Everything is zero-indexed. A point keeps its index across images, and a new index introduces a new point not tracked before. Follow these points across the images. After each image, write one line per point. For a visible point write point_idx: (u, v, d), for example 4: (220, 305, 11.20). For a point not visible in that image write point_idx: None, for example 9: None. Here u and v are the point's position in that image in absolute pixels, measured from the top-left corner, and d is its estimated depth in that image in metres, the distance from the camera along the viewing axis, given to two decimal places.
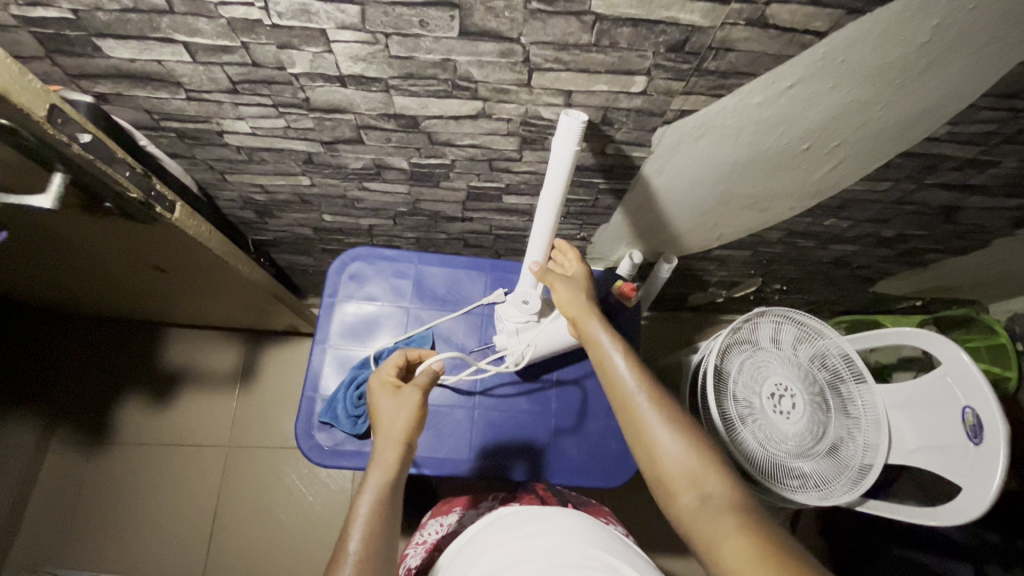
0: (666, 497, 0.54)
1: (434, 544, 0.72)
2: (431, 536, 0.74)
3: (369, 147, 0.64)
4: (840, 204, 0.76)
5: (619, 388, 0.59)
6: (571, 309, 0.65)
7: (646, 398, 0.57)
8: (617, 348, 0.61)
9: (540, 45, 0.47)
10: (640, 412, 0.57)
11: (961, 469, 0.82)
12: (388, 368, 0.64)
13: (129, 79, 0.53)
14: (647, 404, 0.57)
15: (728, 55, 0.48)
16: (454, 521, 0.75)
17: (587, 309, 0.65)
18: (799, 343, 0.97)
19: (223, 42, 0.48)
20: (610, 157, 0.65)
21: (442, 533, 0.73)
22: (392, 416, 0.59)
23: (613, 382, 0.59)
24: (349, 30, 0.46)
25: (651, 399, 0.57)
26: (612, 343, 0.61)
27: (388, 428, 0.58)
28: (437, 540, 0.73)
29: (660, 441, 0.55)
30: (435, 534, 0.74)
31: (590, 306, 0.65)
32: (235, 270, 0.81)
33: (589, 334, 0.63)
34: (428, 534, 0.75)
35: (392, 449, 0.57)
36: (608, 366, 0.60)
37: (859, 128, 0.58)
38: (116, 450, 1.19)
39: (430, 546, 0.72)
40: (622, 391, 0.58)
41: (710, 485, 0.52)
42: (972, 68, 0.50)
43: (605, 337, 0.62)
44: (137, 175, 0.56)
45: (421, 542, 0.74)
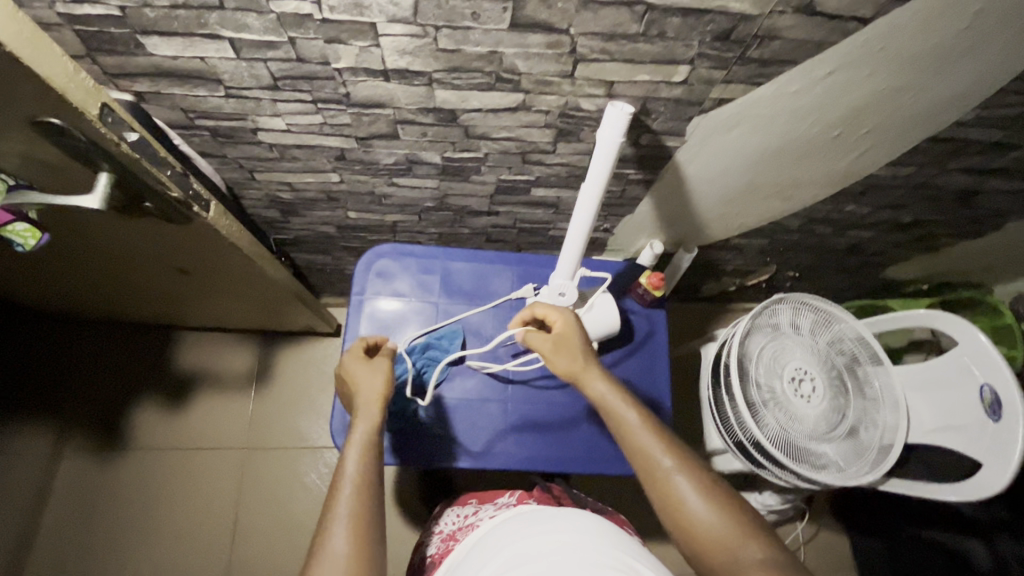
0: (702, 567, 0.50)
1: (449, 533, 0.73)
2: (447, 526, 0.75)
3: (404, 142, 0.64)
4: (862, 189, 0.77)
5: (638, 451, 0.56)
6: (571, 370, 0.63)
7: (670, 460, 0.54)
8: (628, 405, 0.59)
9: (588, 36, 0.48)
10: (665, 476, 0.53)
11: (980, 446, 0.84)
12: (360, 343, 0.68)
13: (169, 77, 0.53)
14: (671, 466, 0.54)
15: (772, 43, 0.49)
16: (472, 512, 0.75)
17: (587, 368, 0.63)
18: (816, 328, 0.99)
19: (270, 37, 0.48)
20: (643, 148, 0.66)
21: (459, 524, 0.74)
22: (370, 380, 0.62)
23: (631, 445, 0.57)
24: (400, 23, 0.46)
25: (671, 455, 0.55)
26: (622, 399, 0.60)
27: (368, 392, 0.61)
28: (454, 530, 0.73)
29: (689, 505, 0.51)
30: (451, 524, 0.75)
31: (594, 364, 0.63)
32: (261, 269, 0.81)
33: (595, 395, 0.61)
34: (445, 524, 0.76)
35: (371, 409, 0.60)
36: (622, 429, 0.58)
37: (890, 114, 0.60)
38: (131, 457, 1.18)
39: (446, 535, 0.73)
40: (642, 454, 0.55)
41: (739, 547, 0.48)
42: (1006, 52, 0.52)
43: (616, 397, 0.60)
44: (177, 174, 0.56)
45: (439, 531, 0.75)
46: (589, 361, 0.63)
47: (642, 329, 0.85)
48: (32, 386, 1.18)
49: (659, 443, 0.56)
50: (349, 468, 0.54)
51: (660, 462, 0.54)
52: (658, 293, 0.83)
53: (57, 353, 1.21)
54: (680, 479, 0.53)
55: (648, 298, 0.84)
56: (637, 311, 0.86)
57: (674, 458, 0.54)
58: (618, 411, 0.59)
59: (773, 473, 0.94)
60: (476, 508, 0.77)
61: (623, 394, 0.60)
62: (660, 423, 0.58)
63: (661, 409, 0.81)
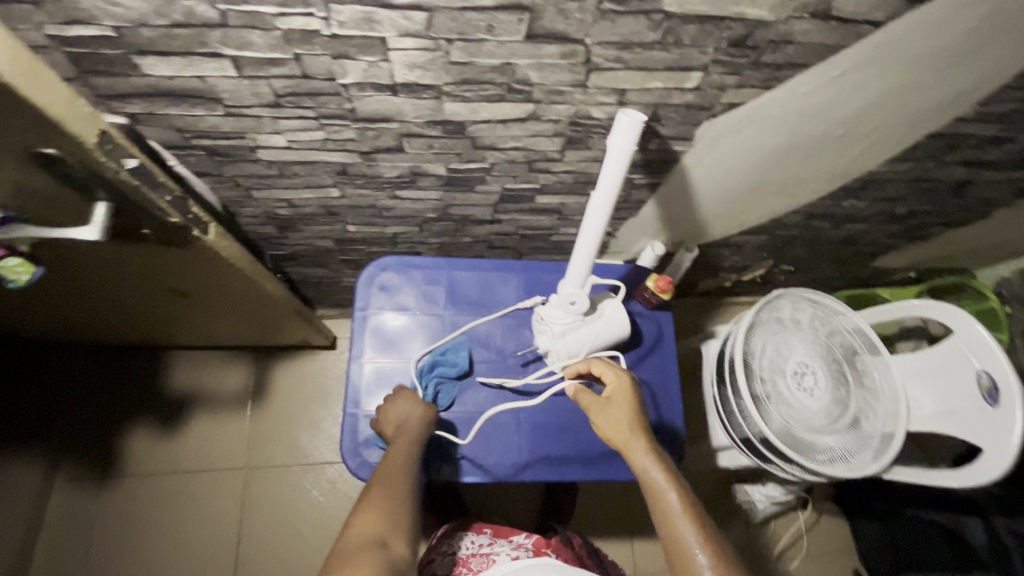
0: None
1: (463, 559, 0.72)
2: (460, 549, 0.75)
3: (409, 155, 0.62)
4: (862, 185, 0.78)
5: (673, 536, 0.57)
6: (619, 440, 0.65)
7: (705, 557, 0.55)
8: (671, 486, 0.60)
9: (604, 45, 0.47)
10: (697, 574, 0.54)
11: (979, 430, 0.86)
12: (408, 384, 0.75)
13: (166, 98, 0.50)
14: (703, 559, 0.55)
15: (786, 48, 0.49)
16: (488, 542, 0.75)
17: (636, 439, 0.64)
18: (816, 321, 1.00)
19: (275, 54, 0.46)
20: (651, 153, 0.65)
21: (474, 550, 0.74)
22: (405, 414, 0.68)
23: (668, 527, 0.58)
24: (412, 37, 0.45)
25: (705, 550, 0.55)
26: (665, 478, 0.61)
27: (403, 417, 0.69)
28: (467, 556, 0.72)
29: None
30: (465, 548, 0.74)
31: (642, 438, 0.65)
32: (260, 288, 0.78)
33: (641, 470, 0.63)
34: (458, 547, 0.75)
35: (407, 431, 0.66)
36: (662, 509, 0.59)
37: (895, 112, 0.60)
38: (124, 484, 1.14)
39: (459, 560, 0.72)
40: (676, 542, 0.57)
41: None
42: (1008, 51, 0.53)
43: (661, 474, 0.61)
44: (177, 199, 0.54)
45: (450, 552, 0.75)
46: (638, 432, 0.65)
47: (650, 331, 0.85)
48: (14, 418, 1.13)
49: (695, 533, 0.56)
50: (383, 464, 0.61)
51: (693, 552, 0.55)
52: (665, 296, 0.83)
53: (39, 382, 1.16)
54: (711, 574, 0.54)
55: (654, 300, 0.84)
56: (643, 315, 0.86)
57: (707, 552, 0.55)
58: (660, 490, 0.60)
59: (782, 468, 0.95)
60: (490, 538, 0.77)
61: (669, 472, 0.62)
62: (702, 514, 0.59)
63: (672, 410, 0.82)
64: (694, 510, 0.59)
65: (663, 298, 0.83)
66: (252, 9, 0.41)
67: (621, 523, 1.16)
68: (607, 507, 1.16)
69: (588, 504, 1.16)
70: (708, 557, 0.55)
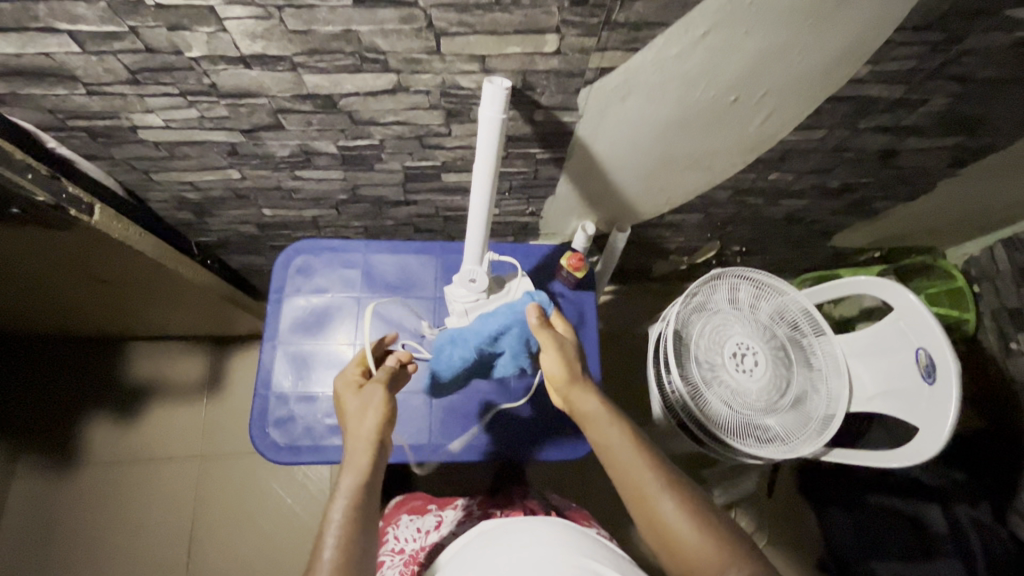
0: None
1: (412, 555, 0.70)
2: (407, 544, 0.72)
3: (292, 133, 0.62)
4: (780, 156, 0.75)
5: (625, 473, 0.54)
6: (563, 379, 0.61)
7: (656, 479, 0.53)
8: (608, 418, 0.58)
9: (440, 8, 0.46)
10: (653, 499, 0.52)
11: (916, 409, 0.82)
12: (353, 368, 0.62)
13: (22, 77, 0.51)
14: (658, 491, 0.52)
15: (634, 5, 0.47)
16: (432, 526, 0.75)
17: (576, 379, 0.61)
18: (758, 302, 0.97)
19: (110, 28, 0.46)
20: (540, 125, 0.64)
21: (419, 541, 0.72)
22: (358, 416, 0.56)
23: (617, 463, 0.55)
24: (239, 5, 0.45)
25: (654, 471, 0.54)
26: (605, 412, 0.58)
27: (355, 427, 0.56)
28: (416, 552, 0.71)
29: (676, 530, 0.50)
30: (413, 542, 0.72)
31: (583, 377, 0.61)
32: (176, 273, 0.79)
33: (585, 410, 0.59)
34: (403, 543, 0.73)
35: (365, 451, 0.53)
36: (608, 445, 0.57)
37: (782, 75, 0.58)
38: (84, 470, 1.16)
39: (409, 558, 0.70)
40: (629, 477, 0.54)
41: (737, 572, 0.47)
42: (882, 3, 0.51)
43: (603, 414, 0.58)
44: (42, 178, 0.55)
45: (397, 550, 0.72)
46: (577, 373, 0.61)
47: (571, 312, 0.84)
48: None
49: (648, 468, 0.54)
50: (339, 511, 0.49)
51: (647, 484, 0.53)
52: (580, 275, 0.81)
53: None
54: (668, 502, 0.52)
55: (573, 280, 0.83)
56: (567, 294, 0.84)
57: (660, 480, 0.53)
58: (606, 428, 0.57)
59: (717, 451, 0.92)
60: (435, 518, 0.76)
61: (611, 413, 0.58)
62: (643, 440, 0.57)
63: None
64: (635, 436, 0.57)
65: (578, 276, 0.81)
66: None
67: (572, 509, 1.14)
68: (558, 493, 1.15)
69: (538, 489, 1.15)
70: (658, 477, 0.53)
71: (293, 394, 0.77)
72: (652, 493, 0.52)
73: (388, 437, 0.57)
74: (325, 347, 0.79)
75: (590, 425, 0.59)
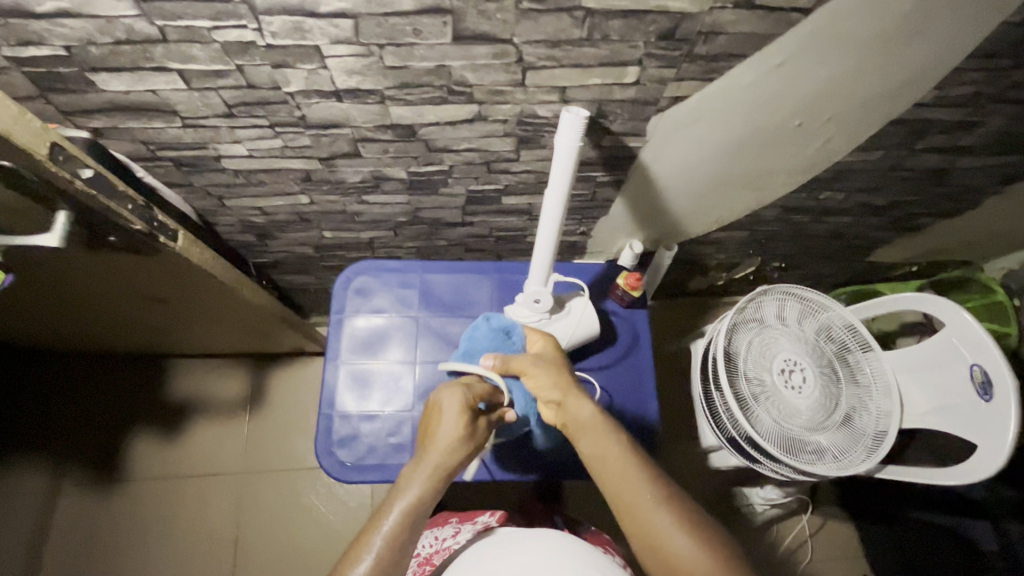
0: None
1: (427, 558, 0.69)
2: (423, 549, 0.71)
3: (368, 160, 0.64)
4: (833, 176, 0.77)
5: (622, 485, 0.54)
6: (557, 393, 0.62)
7: (652, 492, 0.52)
8: (606, 429, 0.58)
9: (532, 44, 0.48)
10: (649, 511, 0.51)
11: (974, 426, 0.81)
12: (477, 386, 0.63)
13: (125, 112, 0.54)
14: (654, 505, 0.51)
15: (717, 39, 0.49)
16: (451, 533, 0.72)
17: (569, 389, 0.62)
18: (804, 318, 0.94)
19: (218, 66, 0.48)
20: (606, 150, 0.66)
21: (435, 546, 0.70)
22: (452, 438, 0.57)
23: (612, 474, 0.55)
24: (344, 44, 0.47)
25: (651, 483, 0.53)
26: (604, 424, 0.58)
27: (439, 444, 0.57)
28: (430, 554, 0.69)
29: (670, 544, 0.49)
30: (428, 547, 0.71)
31: (577, 391, 0.62)
32: (240, 295, 0.80)
33: (583, 417, 0.59)
34: (422, 547, 0.72)
35: (434, 471, 0.55)
36: (604, 456, 0.56)
37: (848, 100, 0.60)
38: (126, 491, 1.12)
39: (423, 561, 0.69)
40: (625, 488, 0.53)
41: None
42: (953, 33, 0.52)
43: (601, 425, 0.58)
44: (139, 207, 0.56)
45: (414, 555, 0.71)
46: (567, 381, 0.63)
47: (625, 330, 0.85)
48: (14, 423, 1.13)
49: (646, 482, 0.53)
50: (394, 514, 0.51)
51: (643, 498, 0.52)
52: (637, 293, 0.83)
53: (38, 389, 1.16)
54: (664, 516, 0.51)
55: (628, 298, 0.84)
56: (619, 312, 0.85)
57: (657, 494, 0.52)
58: (604, 439, 0.57)
59: (767, 468, 0.89)
60: (455, 527, 0.73)
61: (612, 425, 0.58)
62: (642, 453, 0.56)
63: (648, 410, 0.81)
64: (634, 447, 0.57)
65: (634, 295, 0.83)
66: (188, 24, 0.44)
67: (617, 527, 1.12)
68: (602, 511, 1.13)
69: (580, 507, 1.13)
70: (654, 490, 0.53)
71: (357, 414, 0.78)
72: (648, 506, 0.52)
73: (457, 470, 0.57)
74: (384, 365, 0.81)
75: (586, 436, 0.58)
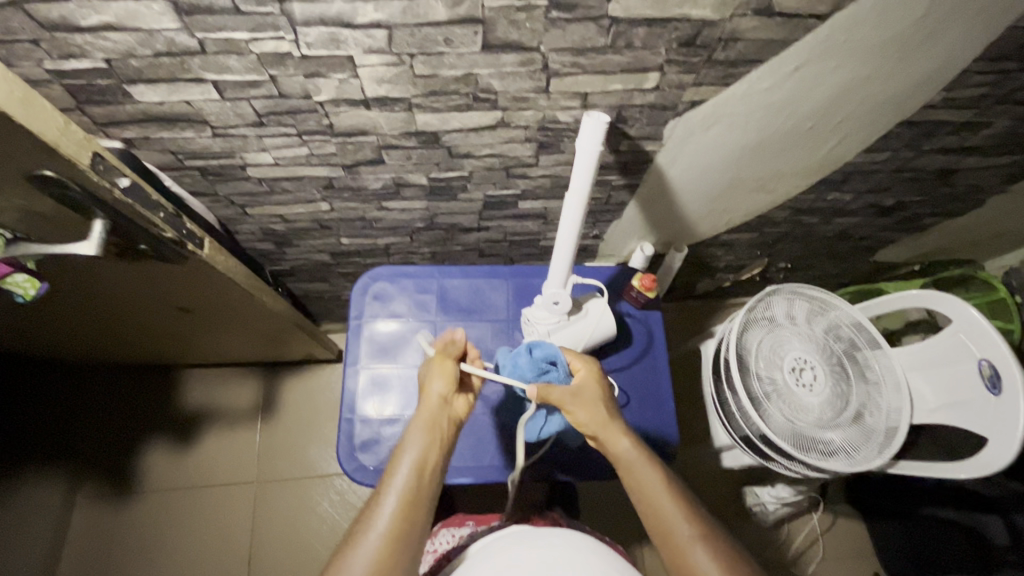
0: None
1: (444, 552, 0.69)
2: (442, 544, 0.71)
3: (390, 166, 0.66)
4: (843, 177, 0.78)
5: (659, 520, 0.55)
6: (592, 424, 0.60)
7: (690, 529, 0.53)
8: (642, 462, 0.58)
9: (559, 52, 0.50)
10: (685, 546, 0.53)
11: (983, 420, 0.81)
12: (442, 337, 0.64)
13: (157, 122, 0.55)
14: (690, 540, 0.53)
15: (736, 45, 0.51)
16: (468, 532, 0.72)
17: (609, 421, 0.60)
18: (812, 317, 0.94)
19: (252, 77, 0.50)
20: (623, 154, 0.67)
21: (453, 542, 0.70)
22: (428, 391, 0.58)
23: (650, 507, 0.55)
24: (376, 54, 0.48)
25: (688, 518, 0.54)
26: (642, 458, 0.58)
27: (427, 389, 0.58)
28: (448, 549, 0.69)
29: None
30: (447, 543, 0.71)
31: (617, 421, 0.60)
32: (260, 301, 0.80)
33: (618, 452, 0.59)
34: (439, 543, 0.72)
35: (432, 415, 0.56)
36: (641, 489, 0.57)
37: (860, 103, 0.61)
38: (140, 501, 1.12)
39: (440, 554, 0.69)
40: (663, 523, 0.54)
41: None
42: (963, 37, 0.54)
43: (640, 459, 0.58)
44: (170, 216, 0.57)
45: (433, 549, 0.71)
46: (609, 414, 0.60)
47: (640, 331, 0.86)
48: (24, 435, 1.11)
49: (681, 517, 0.54)
50: (403, 472, 0.51)
51: (680, 533, 0.53)
52: (652, 294, 0.84)
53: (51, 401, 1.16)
54: (700, 552, 0.52)
55: (642, 299, 0.85)
56: (633, 314, 0.87)
57: (694, 530, 0.53)
58: (641, 472, 0.57)
59: (780, 465, 0.88)
60: (472, 528, 0.73)
61: (649, 457, 0.58)
62: (679, 487, 0.57)
63: (664, 412, 0.81)
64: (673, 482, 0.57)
65: (649, 296, 0.84)
66: (227, 36, 0.45)
67: (633, 528, 1.12)
68: (615, 513, 1.13)
69: (594, 507, 1.14)
70: (691, 525, 0.54)
71: (378, 418, 0.78)
72: (684, 541, 0.53)
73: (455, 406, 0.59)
74: (403, 369, 0.81)
75: (622, 469, 0.58)
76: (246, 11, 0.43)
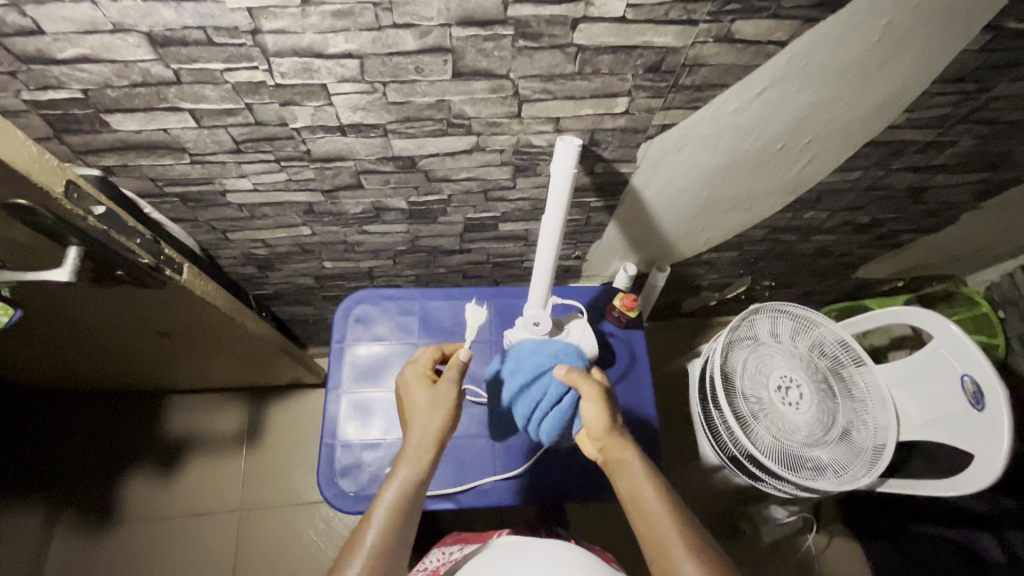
0: None
1: (433, 570, 0.67)
2: (432, 563, 0.69)
3: (369, 191, 0.67)
4: (817, 196, 0.80)
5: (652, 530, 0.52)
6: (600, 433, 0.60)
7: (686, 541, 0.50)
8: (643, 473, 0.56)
9: (528, 79, 0.51)
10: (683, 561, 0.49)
11: (971, 436, 0.79)
12: (423, 358, 0.65)
13: (135, 150, 0.56)
14: (680, 552, 0.49)
15: (701, 70, 0.53)
16: (457, 549, 0.69)
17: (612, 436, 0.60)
18: (797, 335, 0.91)
19: (228, 105, 0.51)
20: (598, 176, 0.68)
21: (442, 560, 0.68)
22: (428, 409, 0.58)
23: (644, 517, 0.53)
24: (349, 82, 0.49)
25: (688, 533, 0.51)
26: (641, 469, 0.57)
27: (424, 423, 0.57)
28: (437, 567, 0.67)
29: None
30: (437, 560, 0.69)
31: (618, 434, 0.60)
32: (241, 326, 0.80)
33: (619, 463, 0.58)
34: (429, 562, 0.70)
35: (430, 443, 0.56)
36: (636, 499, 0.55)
37: (826, 124, 0.63)
38: (118, 533, 1.09)
39: (429, 573, 0.67)
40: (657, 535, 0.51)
41: None
42: (921, 59, 0.56)
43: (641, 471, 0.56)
44: (147, 241, 0.57)
45: (422, 569, 0.69)
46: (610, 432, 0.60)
47: (623, 351, 0.86)
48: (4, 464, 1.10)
49: (672, 533, 0.51)
50: (393, 488, 0.52)
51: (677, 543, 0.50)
52: (633, 314, 0.84)
53: (30, 430, 1.14)
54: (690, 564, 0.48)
55: (624, 319, 0.85)
56: (616, 334, 0.87)
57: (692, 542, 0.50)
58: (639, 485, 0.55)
59: (769, 486, 0.84)
60: (461, 545, 0.71)
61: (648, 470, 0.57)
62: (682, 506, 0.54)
63: (650, 432, 0.81)
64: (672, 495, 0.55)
65: (631, 315, 0.84)
66: (202, 67, 0.46)
67: (625, 552, 1.10)
68: (607, 538, 1.11)
69: (584, 531, 1.12)
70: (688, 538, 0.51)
71: (359, 442, 0.78)
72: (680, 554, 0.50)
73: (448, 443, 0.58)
74: (387, 393, 0.81)
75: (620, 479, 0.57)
76: (220, 43, 0.44)
